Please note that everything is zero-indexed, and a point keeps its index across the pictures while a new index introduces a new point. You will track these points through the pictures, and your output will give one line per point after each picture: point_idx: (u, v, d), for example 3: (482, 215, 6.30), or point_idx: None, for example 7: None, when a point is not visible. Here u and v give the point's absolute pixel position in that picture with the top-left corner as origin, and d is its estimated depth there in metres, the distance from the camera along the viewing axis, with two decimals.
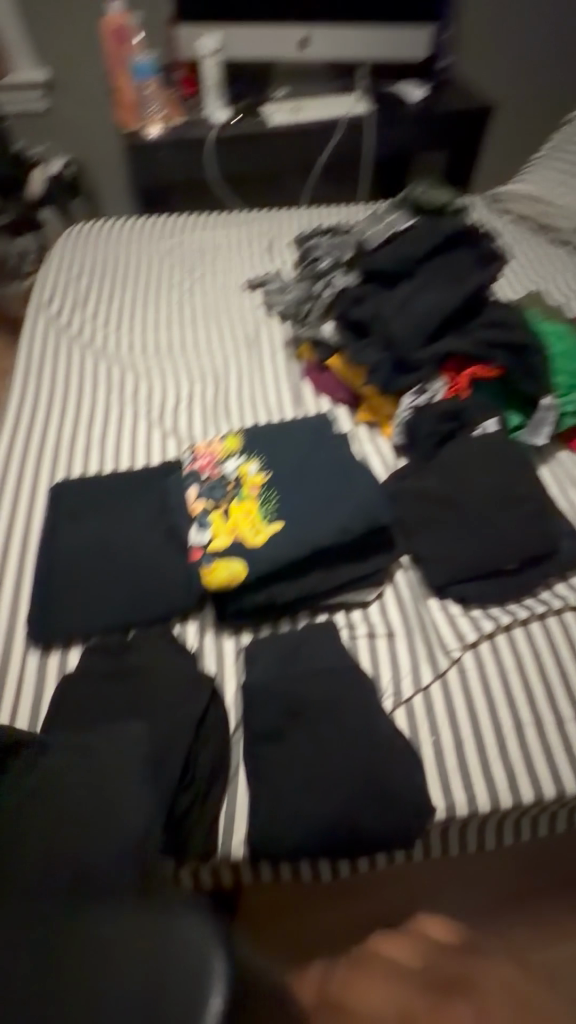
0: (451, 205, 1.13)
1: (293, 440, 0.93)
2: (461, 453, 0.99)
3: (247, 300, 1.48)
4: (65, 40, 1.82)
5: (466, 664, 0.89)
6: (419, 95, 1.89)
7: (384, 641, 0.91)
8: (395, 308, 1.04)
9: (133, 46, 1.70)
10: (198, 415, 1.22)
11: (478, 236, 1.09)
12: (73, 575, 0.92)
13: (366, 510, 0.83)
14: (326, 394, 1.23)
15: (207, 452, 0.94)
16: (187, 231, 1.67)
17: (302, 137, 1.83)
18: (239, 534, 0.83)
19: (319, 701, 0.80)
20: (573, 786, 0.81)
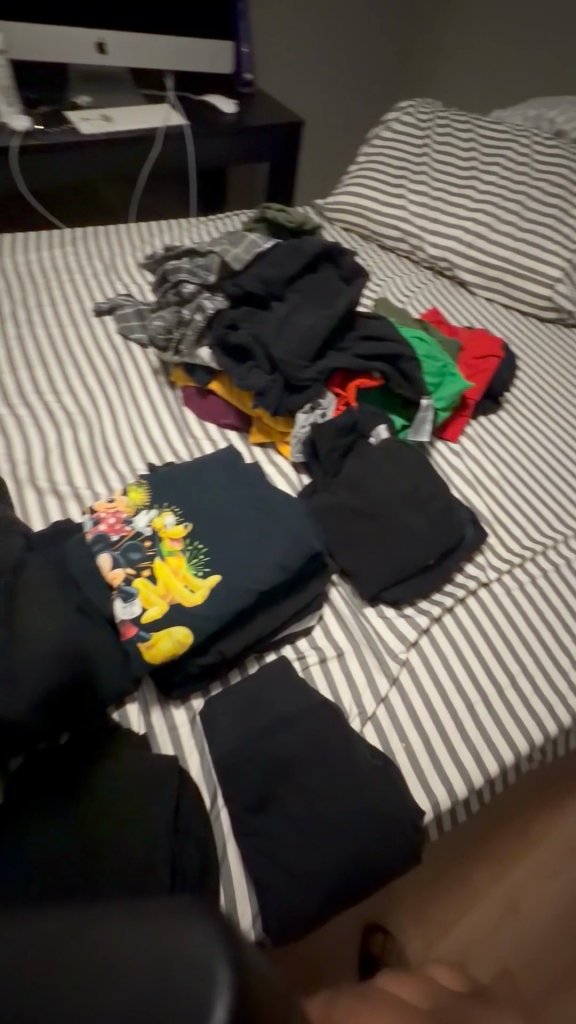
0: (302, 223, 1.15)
1: (206, 478, 0.87)
2: (365, 464, 1.02)
3: (100, 327, 1.35)
4: None
5: (413, 662, 0.93)
6: (231, 109, 1.90)
7: (336, 663, 0.91)
8: (274, 331, 1.04)
9: None
10: (76, 463, 1.08)
11: (334, 254, 1.13)
12: None
13: (300, 541, 0.81)
14: (214, 420, 1.19)
15: (111, 511, 0.83)
16: (8, 253, 1.47)
17: (119, 149, 1.73)
18: (173, 597, 0.76)
19: (296, 746, 0.77)
20: (526, 746, 0.89)
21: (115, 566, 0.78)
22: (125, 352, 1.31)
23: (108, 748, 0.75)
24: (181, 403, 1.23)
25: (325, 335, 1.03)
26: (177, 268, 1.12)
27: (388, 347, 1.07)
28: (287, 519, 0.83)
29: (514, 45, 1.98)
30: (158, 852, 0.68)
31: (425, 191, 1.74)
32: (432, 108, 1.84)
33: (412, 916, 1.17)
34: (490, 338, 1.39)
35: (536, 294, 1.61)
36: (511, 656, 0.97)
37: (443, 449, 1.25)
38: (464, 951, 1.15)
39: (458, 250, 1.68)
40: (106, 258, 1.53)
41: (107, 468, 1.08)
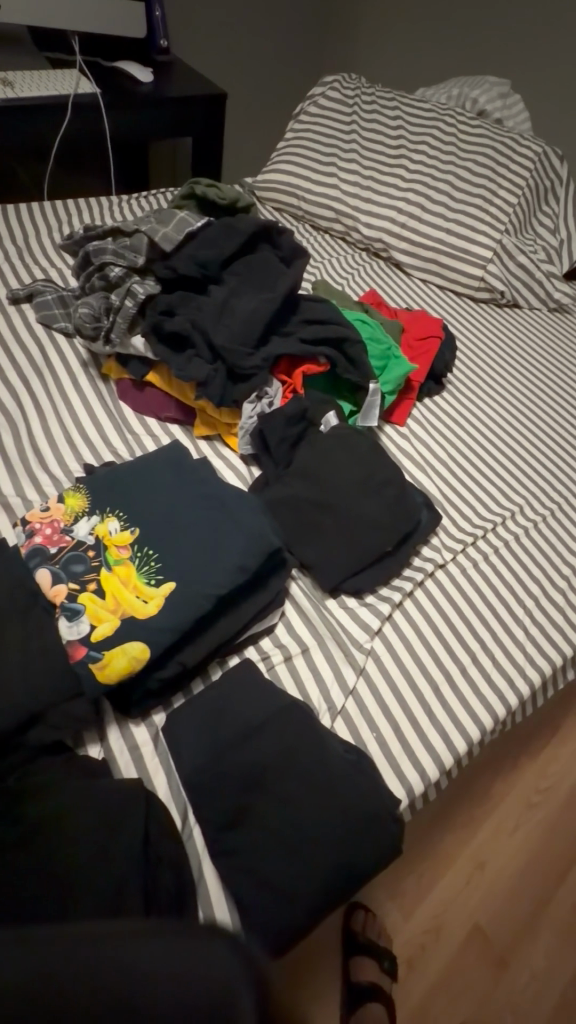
0: (235, 200, 1.08)
1: (153, 477, 0.81)
2: (317, 452, 0.99)
3: (18, 317, 1.23)
4: None
5: (379, 651, 0.92)
6: (148, 77, 1.78)
7: (301, 659, 0.89)
8: (213, 316, 0.97)
9: None
10: (3, 468, 0.98)
11: (271, 234, 1.08)
12: None
13: (259, 539, 0.77)
14: (154, 415, 1.11)
15: (46, 521, 0.75)
16: None
17: (24, 118, 1.57)
18: (125, 609, 0.69)
19: (268, 752, 0.75)
20: (491, 721, 0.91)
21: (56, 582, 0.71)
22: (49, 344, 1.20)
23: (65, 779, 0.69)
24: (116, 397, 1.15)
25: (267, 320, 0.98)
26: (101, 250, 1.03)
27: (333, 331, 1.04)
28: (244, 515, 0.79)
29: (433, 22, 1.97)
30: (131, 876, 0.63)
31: (356, 169, 1.71)
32: (358, 83, 1.80)
33: (387, 891, 1.19)
34: (429, 319, 1.39)
35: (469, 274, 1.63)
36: (471, 634, 0.98)
37: (391, 433, 1.24)
38: (437, 916, 1.18)
39: (392, 231, 1.67)
40: (19, 240, 1.39)
41: (38, 473, 0.99)
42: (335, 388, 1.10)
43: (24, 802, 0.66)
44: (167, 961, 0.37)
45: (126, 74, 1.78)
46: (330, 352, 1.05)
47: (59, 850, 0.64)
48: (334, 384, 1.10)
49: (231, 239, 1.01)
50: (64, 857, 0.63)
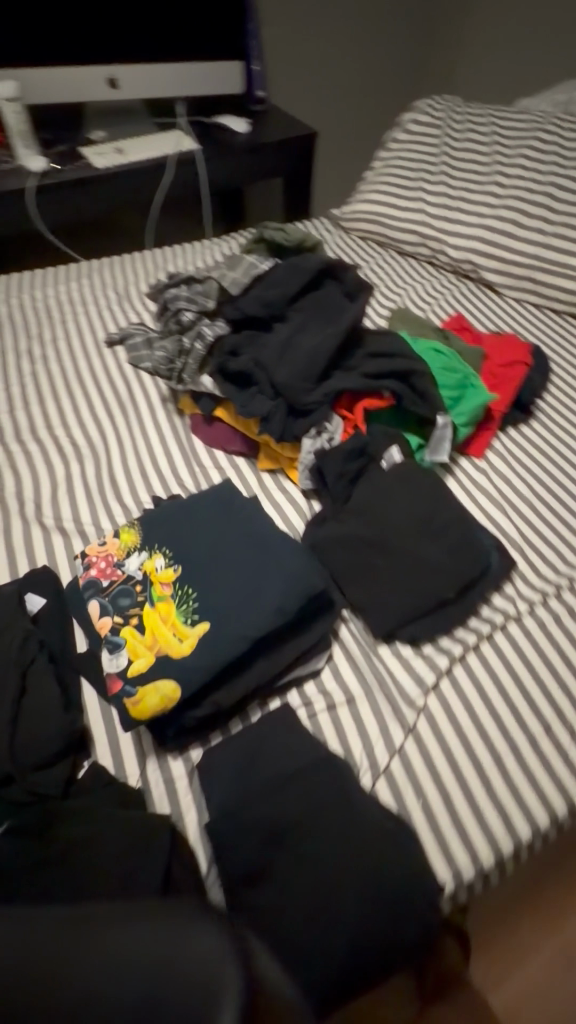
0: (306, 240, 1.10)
1: (203, 515, 0.83)
2: (375, 491, 0.95)
3: (111, 358, 1.36)
4: None
5: (433, 709, 0.85)
6: (243, 128, 1.90)
7: (346, 709, 0.84)
8: (275, 354, 0.98)
9: None
10: (83, 499, 1.08)
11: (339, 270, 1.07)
12: None
13: (298, 582, 0.75)
14: (222, 448, 1.16)
15: (102, 554, 0.80)
16: (25, 292, 1.51)
17: (133, 180, 1.75)
18: (163, 646, 0.71)
19: (296, 808, 0.71)
20: (563, 807, 0.79)
21: (105, 614, 0.75)
22: (134, 382, 1.31)
23: (102, 803, 0.72)
24: (189, 430, 1.21)
25: (329, 356, 0.97)
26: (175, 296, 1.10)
27: (399, 365, 1.00)
28: (287, 559, 0.77)
29: (539, 28, 1.85)
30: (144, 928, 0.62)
31: (445, 190, 1.65)
32: (450, 103, 1.75)
33: None
34: (516, 343, 1.28)
35: (570, 291, 1.48)
36: (545, 700, 0.86)
37: (466, 467, 1.16)
38: (511, 1016, 1.01)
39: (482, 251, 1.57)
40: (119, 288, 1.54)
41: (111, 503, 1.07)
42: (401, 423, 1.05)
43: (62, 829, 0.69)
44: (159, 944, 0.38)
45: (223, 128, 1.92)
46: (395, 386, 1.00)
47: (80, 884, 0.65)
48: (401, 417, 1.05)
49: (296, 279, 1.02)
50: (83, 894, 0.65)
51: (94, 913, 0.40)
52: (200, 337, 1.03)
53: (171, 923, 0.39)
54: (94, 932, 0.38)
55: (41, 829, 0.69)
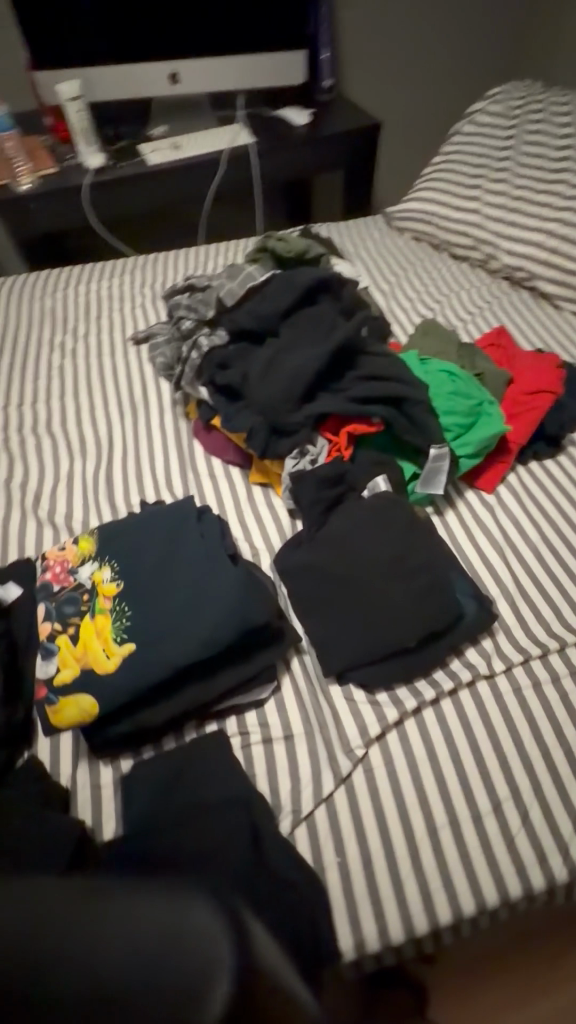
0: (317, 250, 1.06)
1: (159, 530, 0.83)
2: (349, 520, 0.91)
3: (133, 357, 1.39)
4: None
5: (374, 763, 0.79)
6: (302, 119, 1.85)
7: (282, 746, 0.81)
8: (261, 371, 1.00)
9: None
10: (79, 496, 1.12)
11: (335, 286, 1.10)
12: None
13: (230, 614, 0.72)
14: (217, 456, 1.16)
15: (59, 558, 0.83)
16: (69, 287, 1.59)
17: (185, 174, 1.76)
18: (91, 659, 0.72)
19: (197, 844, 0.69)
20: (494, 895, 0.72)
21: (48, 619, 0.77)
22: (150, 382, 1.34)
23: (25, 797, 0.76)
24: (191, 435, 1.22)
25: (312, 376, 0.97)
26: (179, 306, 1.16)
27: (390, 389, 0.97)
28: (227, 586, 0.75)
29: None
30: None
31: (506, 188, 1.50)
32: (527, 90, 1.59)
33: None
34: (551, 367, 1.15)
35: None
36: (501, 774, 0.78)
37: (473, 500, 1.06)
38: None
39: (538, 258, 1.42)
40: (154, 288, 1.57)
41: (103, 502, 1.11)
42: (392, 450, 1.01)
43: None
44: (156, 921, 0.33)
45: (283, 120, 1.87)
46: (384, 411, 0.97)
47: None
48: (392, 444, 1.01)
49: (288, 291, 1.06)
50: None
51: (65, 884, 0.36)
52: (195, 346, 1.07)
53: (159, 888, 0.35)
54: (67, 901, 0.35)
55: None
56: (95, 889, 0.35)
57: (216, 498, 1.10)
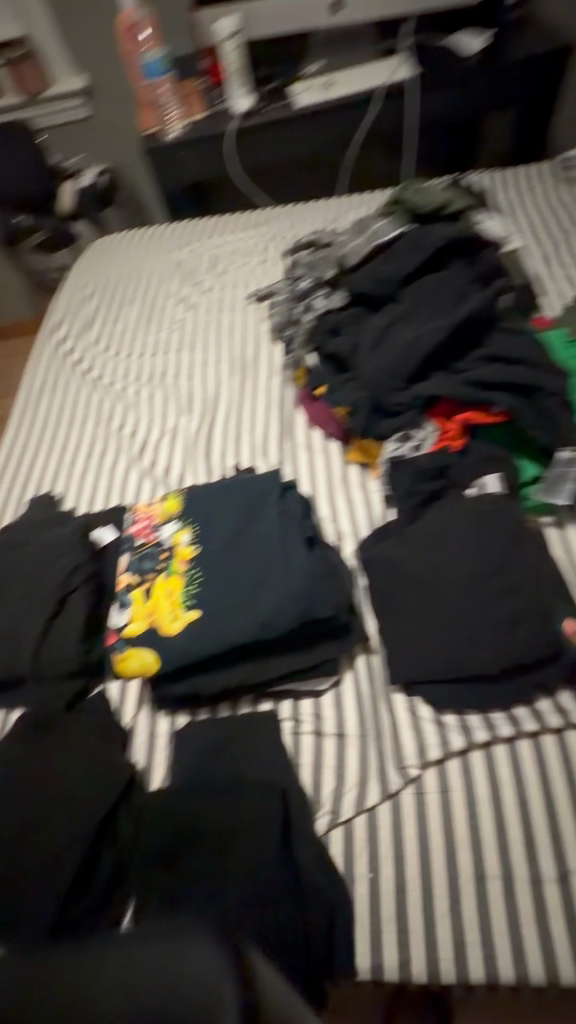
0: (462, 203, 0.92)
1: (241, 501, 0.81)
2: (445, 520, 0.82)
3: (251, 315, 1.37)
4: (108, 62, 1.88)
5: (426, 786, 0.73)
6: (477, 44, 1.60)
7: (332, 742, 0.79)
8: (371, 342, 0.93)
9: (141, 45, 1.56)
10: (178, 452, 1.15)
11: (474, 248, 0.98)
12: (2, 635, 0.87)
13: (293, 603, 0.69)
14: (319, 428, 1.10)
15: (146, 513, 0.85)
16: (201, 239, 1.59)
17: (333, 118, 1.64)
18: (159, 618, 0.74)
19: (227, 819, 0.69)
20: (541, 976, 0.63)
21: (128, 570, 0.80)
22: (263, 342, 1.31)
23: (90, 727, 0.82)
24: (295, 402, 1.18)
25: (428, 351, 0.88)
26: (299, 263, 1.11)
27: (518, 376, 0.86)
28: (299, 572, 0.72)
29: None
30: (67, 857, 0.70)
31: None
32: None
33: None
34: None
35: None
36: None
37: None
38: None
39: None
40: (282, 243, 1.51)
41: (199, 461, 1.12)
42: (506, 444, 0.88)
43: (51, 738, 0.81)
44: (151, 967, 0.36)
45: (453, 47, 1.64)
46: (510, 401, 0.85)
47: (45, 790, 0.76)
48: (512, 438, 0.87)
49: (418, 251, 0.96)
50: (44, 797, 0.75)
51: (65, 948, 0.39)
52: (309, 307, 1.04)
53: (158, 938, 0.38)
54: (71, 968, 0.37)
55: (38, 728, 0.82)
56: (93, 954, 0.38)
57: (309, 472, 1.05)
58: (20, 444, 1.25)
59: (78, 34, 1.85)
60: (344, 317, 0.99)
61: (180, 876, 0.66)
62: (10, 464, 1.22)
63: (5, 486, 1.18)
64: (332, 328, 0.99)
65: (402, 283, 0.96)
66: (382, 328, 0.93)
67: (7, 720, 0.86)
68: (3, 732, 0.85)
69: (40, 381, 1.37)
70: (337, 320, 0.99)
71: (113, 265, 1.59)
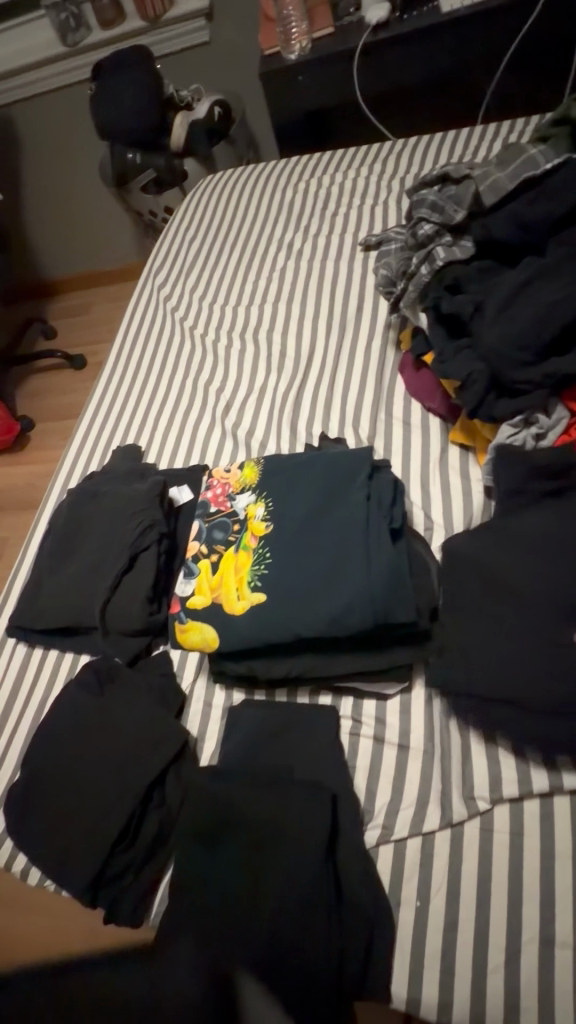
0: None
1: (321, 479, 0.73)
2: (564, 528, 0.68)
3: (358, 265, 1.23)
4: None
5: (495, 824, 0.65)
6: None
7: (393, 752, 0.72)
8: (498, 304, 0.78)
9: None
10: (264, 413, 1.08)
11: None
12: (78, 580, 0.89)
13: (365, 603, 0.62)
14: (420, 400, 0.98)
15: (222, 480, 0.80)
16: (313, 176, 1.45)
17: (482, 26, 1.38)
18: (223, 596, 0.70)
19: (270, 810, 0.67)
20: None
21: (197, 539, 0.76)
22: (368, 298, 1.18)
23: (149, 686, 0.82)
24: (395, 369, 1.05)
25: (572, 318, 0.71)
26: (422, 202, 0.95)
27: None
28: (381, 569, 0.64)
29: None
30: (115, 812, 0.72)
31: None
32: None
33: None
34: None
35: None
36: None
37: None
38: None
39: None
40: (402, 182, 1.33)
41: (284, 426, 1.05)
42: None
43: (114, 688, 0.83)
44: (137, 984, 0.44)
45: None
46: None
47: (104, 736, 0.78)
48: None
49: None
50: (103, 744, 0.77)
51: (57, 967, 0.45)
52: (427, 258, 0.89)
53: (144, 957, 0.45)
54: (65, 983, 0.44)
55: (103, 677, 0.84)
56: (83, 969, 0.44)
57: (403, 450, 0.94)
58: (112, 389, 1.25)
59: None
60: (468, 271, 0.84)
61: (219, 858, 0.66)
62: (100, 409, 1.23)
63: (94, 432, 1.20)
64: (452, 284, 0.85)
65: (550, 231, 0.78)
66: (514, 285, 0.78)
67: (77, 661, 0.90)
68: (73, 671, 0.89)
69: (135, 325, 1.36)
70: (460, 275, 0.84)
71: (218, 206, 1.51)
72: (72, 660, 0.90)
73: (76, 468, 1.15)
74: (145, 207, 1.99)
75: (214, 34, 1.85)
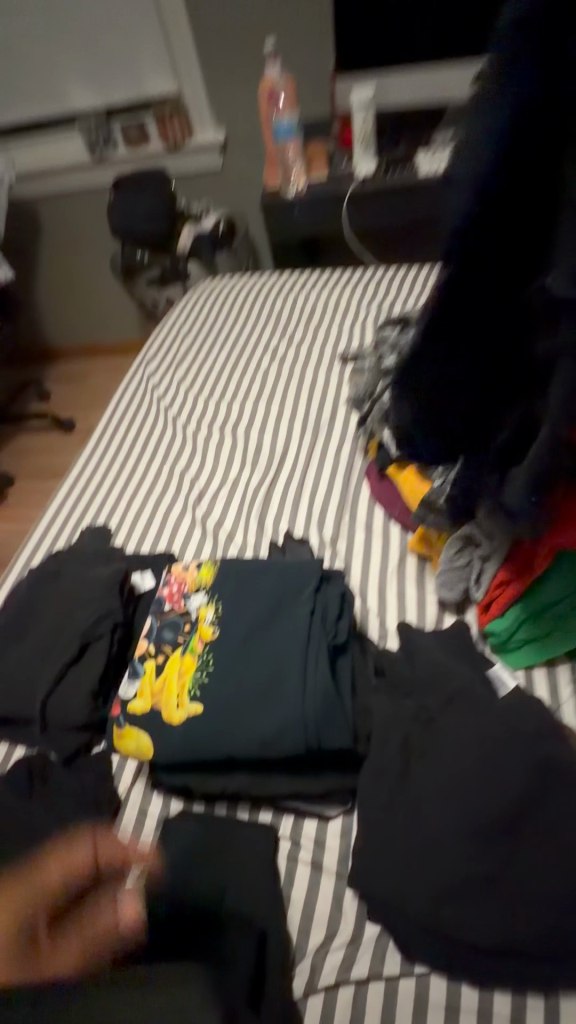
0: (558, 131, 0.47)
1: (272, 588, 0.75)
2: None
3: (334, 374, 1.34)
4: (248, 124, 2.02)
5: (432, 974, 0.61)
6: None
7: (329, 881, 0.69)
8: None
9: (279, 106, 1.65)
10: (234, 506, 1.12)
11: None
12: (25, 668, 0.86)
13: (304, 723, 0.63)
14: (384, 507, 1.03)
15: (179, 577, 0.81)
16: (300, 292, 1.60)
17: None
18: (164, 703, 0.70)
19: (189, 950, 0.61)
20: None
21: (147, 637, 0.76)
22: (342, 406, 1.27)
23: (82, 790, 0.78)
24: (362, 474, 1.12)
25: None
26: None
27: None
28: (314, 693, 0.65)
29: None
30: None
31: None
32: None
33: None
34: None
35: None
36: None
37: None
38: None
39: None
40: (380, 306, 1.48)
41: (253, 520, 1.08)
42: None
43: (44, 789, 0.78)
44: None
45: None
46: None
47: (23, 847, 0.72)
48: None
49: None
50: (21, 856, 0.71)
51: None
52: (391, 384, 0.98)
53: None
54: None
55: (35, 774, 0.79)
56: None
57: (363, 554, 0.97)
58: (89, 468, 1.29)
59: (224, 96, 1.99)
60: None
61: None
62: (76, 485, 1.26)
63: (67, 507, 1.22)
64: None
65: None
66: None
67: (11, 753, 0.85)
68: (5, 765, 0.84)
69: (121, 408, 1.43)
70: None
71: (213, 308, 1.64)
72: (6, 752, 0.85)
73: (42, 543, 1.16)
74: (148, 298, 2.16)
75: (225, 163, 2.10)
